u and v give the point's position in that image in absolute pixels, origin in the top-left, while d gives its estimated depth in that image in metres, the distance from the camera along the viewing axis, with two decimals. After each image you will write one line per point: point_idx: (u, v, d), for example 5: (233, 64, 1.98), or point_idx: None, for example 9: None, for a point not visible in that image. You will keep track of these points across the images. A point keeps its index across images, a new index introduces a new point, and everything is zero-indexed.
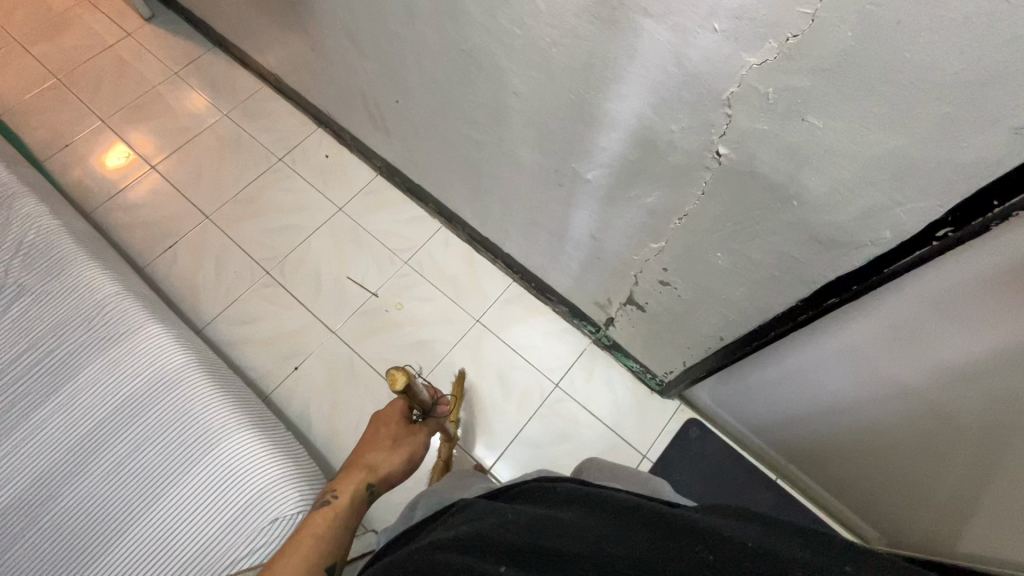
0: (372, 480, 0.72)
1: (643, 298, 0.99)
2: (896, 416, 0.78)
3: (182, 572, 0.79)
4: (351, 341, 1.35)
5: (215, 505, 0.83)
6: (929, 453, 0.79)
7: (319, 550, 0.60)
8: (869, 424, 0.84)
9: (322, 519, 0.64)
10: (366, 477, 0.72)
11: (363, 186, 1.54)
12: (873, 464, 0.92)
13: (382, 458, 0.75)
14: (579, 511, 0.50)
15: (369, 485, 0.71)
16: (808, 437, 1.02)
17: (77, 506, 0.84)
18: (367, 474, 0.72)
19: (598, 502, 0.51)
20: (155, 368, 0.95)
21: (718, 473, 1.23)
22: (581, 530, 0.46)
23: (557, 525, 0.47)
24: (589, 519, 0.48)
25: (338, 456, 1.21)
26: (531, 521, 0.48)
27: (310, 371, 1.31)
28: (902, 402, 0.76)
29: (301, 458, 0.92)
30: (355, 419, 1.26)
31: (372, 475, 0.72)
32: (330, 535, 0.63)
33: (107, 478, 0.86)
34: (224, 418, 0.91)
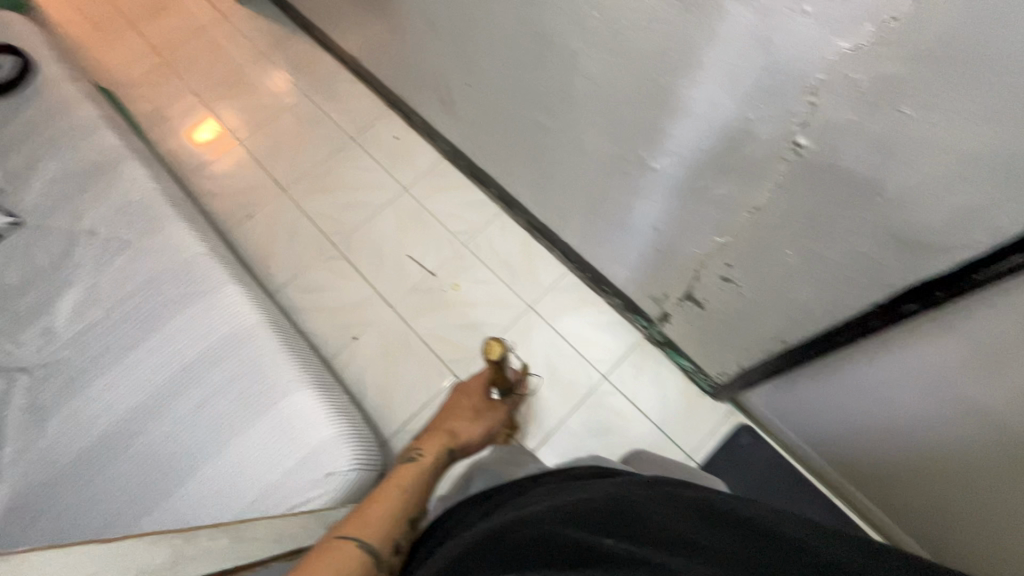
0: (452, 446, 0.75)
1: (702, 294, 0.96)
2: (973, 440, 0.73)
3: (245, 511, 0.86)
4: (407, 317, 1.40)
5: (276, 453, 0.89)
6: (1009, 484, 0.72)
7: (404, 501, 0.62)
8: (941, 446, 0.79)
9: (409, 473, 0.67)
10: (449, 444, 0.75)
11: (428, 168, 1.59)
12: (941, 491, 0.86)
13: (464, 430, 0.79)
14: (645, 496, 0.50)
15: (451, 450, 0.75)
16: (870, 455, 0.96)
17: (158, 442, 0.93)
18: (450, 439, 0.76)
19: (663, 492, 0.51)
20: (232, 324, 1.03)
21: (767, 483, 1.19)
22: (654, 513, 0.46)
23: (628, 508, 0.47)
24: (658, 504, 0.48)
25: (388, 424, 1.27)
26: (602, 504, 0.48)
27: (368, 342, 1.37)
28: (982, 426, 0.70)
29: (356, 420, 0.97)
30: (406, 391, 1.31)
31: (453, 441, 0.76)
32: (416, 489, 0.65)
33: (187, 418, 0.95)
34: (289, 376, 0.97)
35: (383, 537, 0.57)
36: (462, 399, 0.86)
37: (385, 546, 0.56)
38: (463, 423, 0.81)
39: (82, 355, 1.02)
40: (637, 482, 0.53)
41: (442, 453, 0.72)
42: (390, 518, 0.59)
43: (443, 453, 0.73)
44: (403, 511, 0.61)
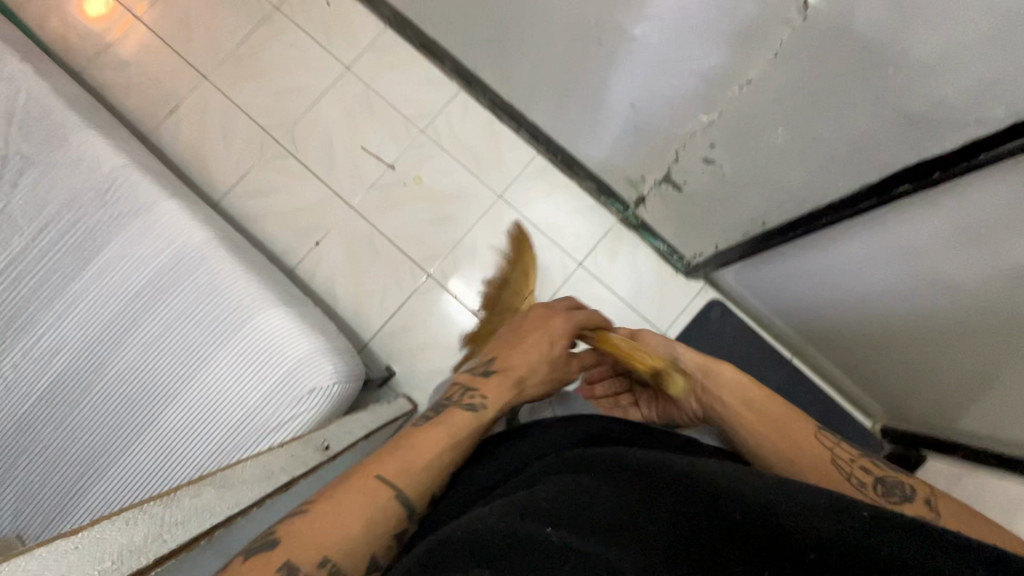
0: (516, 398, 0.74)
1: (682, 177, 0.91)
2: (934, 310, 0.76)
3: (232, 433, 0.86)
4: (370, 216, 1.31)
5: (254, 376, 0.88)
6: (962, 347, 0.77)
7: (452, 451, 0.64)
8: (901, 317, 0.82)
9: (461, 421, 0.67)
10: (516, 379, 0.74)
11: (371, 41, 1.38)
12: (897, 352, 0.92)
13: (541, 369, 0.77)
14: (593, 476, 0.50)
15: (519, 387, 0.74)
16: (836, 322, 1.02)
17: (127, 375, 0.90)
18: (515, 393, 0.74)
19: (612, 465, 0.50)
20: (177, 245, 0.94)
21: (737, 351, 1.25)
22: (604, 501, 0.46)
23: (578, 494, 0.47)
24: (606, 487, 0.48)
25: (366, 328, 1.26)
26: (552, 491, 0.47)
27: (332, 247, 1.30)
28: (947, 299, 0.72)
29: (331, 334, 0.95)
30: (380, 294, 1.28)
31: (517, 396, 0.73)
32: (465, 441, 0.66)
33: (151, 350, 0.90)
34: (252, 296, 0.92)
35: (418, 485, 0.59)
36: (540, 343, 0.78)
37: (419, 494, 0.59)
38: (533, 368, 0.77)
39: (13, 291, 0.92)
40: (576, 453, 0.55)
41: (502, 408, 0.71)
42: (434, 464, 0.61)
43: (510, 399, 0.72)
44: (446, 460, 0.63)
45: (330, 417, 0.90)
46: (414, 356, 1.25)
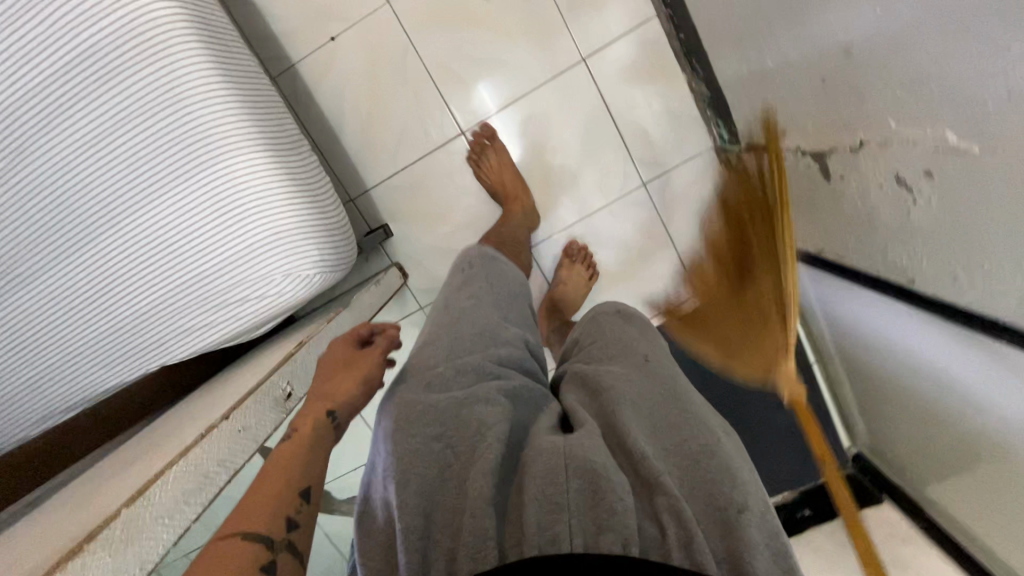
0: (334, 407, 0.60)
1: (840, 171, 0.66)
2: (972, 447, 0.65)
3: (182, 294, 0.71)
4: (408, 27, 0.97)
5: (213, 238, 0.69)
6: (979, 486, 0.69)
7: (291, 470, 0.51)
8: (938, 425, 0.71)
9: (282, 455, 0.53)
10: (329, 404, 0.60)
11: None
12: (917, 438, 0.84)
13: (323, 386, 0.63)
14: None
15: (330, 412, 0.59)
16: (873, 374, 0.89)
17: (37, 180, 0.68)
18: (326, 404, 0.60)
19: None
20: (108, 12, 0.62)
21: None
22: None
23: None
24: None
25: (370, 172, 1.04)
26: None
27: (348, 49, 0.98)
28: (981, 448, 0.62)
29: (320, 200, 0.75)
30: (395, 136, 1.02)
31: (330, 404, 0.59)
32: (301, 458, 0.53)
33: (69, 157, 0.67)
34: (222, 127, 0.67)
35: (274, 519, 0.47)
36: (332, 366, 0.66)
37: (278, 523, 0.46)
38: (334, 382, 0.63)
39: None
40: None
41: (320, 420, 0.58)
42: (275, 493, 0.48)
43: (319, 419, 0.58)
44: (296, 477, 0.51)
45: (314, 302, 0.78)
46: (415, 222, 1.06)
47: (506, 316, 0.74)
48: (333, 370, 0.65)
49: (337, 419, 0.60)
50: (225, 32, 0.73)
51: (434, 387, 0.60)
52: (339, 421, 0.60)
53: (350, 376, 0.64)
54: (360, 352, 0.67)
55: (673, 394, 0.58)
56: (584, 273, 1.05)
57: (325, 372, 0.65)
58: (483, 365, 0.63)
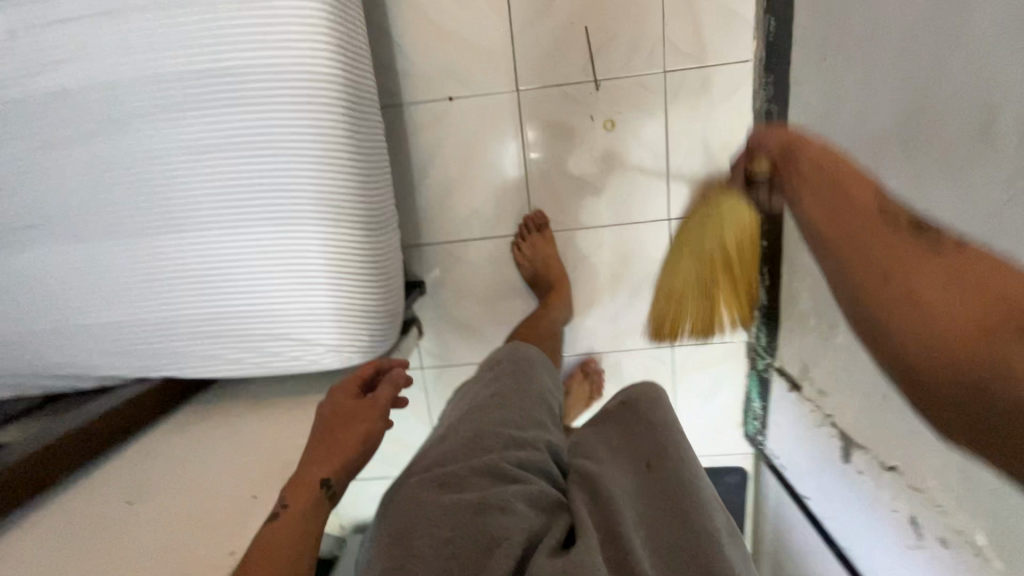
0: (330, 475, 0.55)
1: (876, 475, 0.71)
2: None
3: (224, 325, 0.70)
4: (526, 122, 0.97)
5: (280, 291, 0.68)
6: None
7: (284, 550, 0.50)
8: None
9: (277, 528, 0.51)
10: (324, 473, 0.55)
11: None
12: None
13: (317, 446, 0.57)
14: None
15: (324, 481, 0.55)
16: None
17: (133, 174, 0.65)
18: (320, 472, 0.55)
19: None
20: (280, 65, 0.62)
21: None
22: None
23: None
24: None
25: (431, 230, 1.03)
26: None
27: (462, 115, 0.97)
28: None
29: (390, 284, 0.75)
30: (470, 209, 1.02)
31: (325, 472, 0.55)
32: (293, 536, 0.51)
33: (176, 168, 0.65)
34: (335, 199, 0.67)
35: None
36: (326, 413, 0.59)
37: None
38: (330, 439, 0.57)
39: None
40: None
41: (315, 493, 0.54)
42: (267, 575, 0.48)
43: (314, 489, 0.54)
44: (287, 553, 0.50)
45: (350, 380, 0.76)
46: (454, 289, 1.06)
47: (524, 391, 0.69)
48: (332, 420, 0.59)
49: (330, 490, 0.55)
50: (370, 101, 0.73)
51: (445, 483, 0.55)
52: (334, 490, 0.55)
53: (345, 436, 0.58)
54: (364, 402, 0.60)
55: (678, 499, 0.54)
56: (589, 393, 1.08)
57: (326, 421, 0.59)
58: (497, 460, 0.59)
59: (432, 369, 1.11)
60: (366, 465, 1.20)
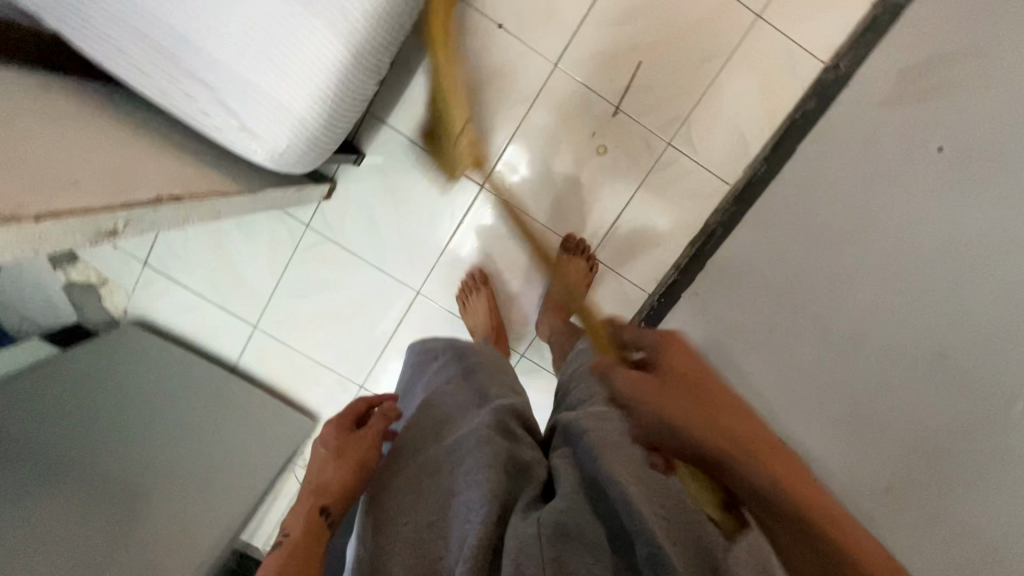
0: (326, 503, 0.62)
1: None
2: None
3: (157, 32, 0.64)
4: (538, 99, 0.99)
5: (233, 47, 0.64)
6: None
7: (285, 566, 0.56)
8: None
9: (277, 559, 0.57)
10: (322, 500, 0.63)
11: (793, 53, 0.94)
12: None
13: (329, 472, 0.64)
14: None
15: (323, 509, 0.62)
16: None
17: None
18: (318, 496, 0.63)
19: None
20: None
21: None
22: None
23: None
24: None
25: (399, 119, 1.01)
26: None
27: (493, 49, 0.97)
28: None
29: (337, 124, 0.73)
30: (442, 129, 1.02)
31: (321, 496, 0.63)
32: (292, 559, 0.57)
33: None
34: (343, 11, 0.63)
35: None
36: (319, 454, 0.68)
37: None
38: (320, 467, 0.66)
39: None
40: None
41: (313, 517, 0.61)
42: None
43: (308, 514, 0.61)
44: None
45: (236, 175, 0.72)
46: (386, 182, 1.05)
47: (475, 379, 0.73)
48: (327, 453, 0.67)
49: (330, 516, 0.62)
50: None
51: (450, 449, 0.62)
52: (331, 517, 0.62)
53: (334, 462, 0.66)
54: (358, 435, 0.70)
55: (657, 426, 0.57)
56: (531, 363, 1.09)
57: (321, 457, 0.67)
58: (460, 434, 0.62)
59: (314, 233, 1.08)
60: (184, 270, 1.12)
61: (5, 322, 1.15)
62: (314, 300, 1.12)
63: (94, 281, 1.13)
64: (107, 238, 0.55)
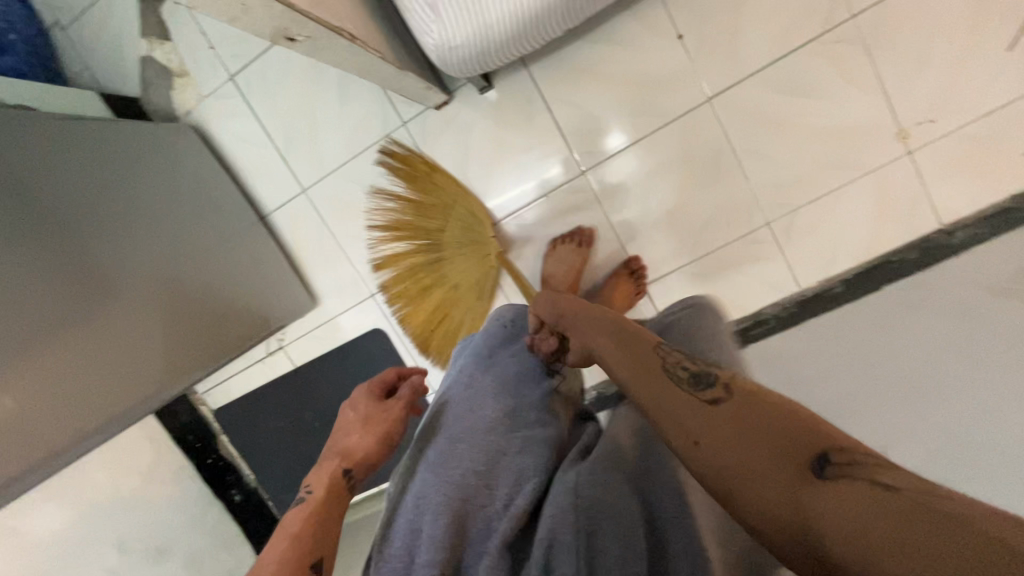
0: (350, 468, 0.67)
1: None
2: None
3: None
4: (676, 122, 0.98)
5: None
6: None
7: (308, 533, 0.59)
8: None
9: (299, 516, 0.61)
10: (346, 463, 0.67)
11: (921, 201, 0.95)
12: None
13: (353, 439, 0.69)
14: None
15: (346, 471, 0.67)
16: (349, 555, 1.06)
17: None
18: (341, 462, 0.67)
19: None
20: None
21: None
22: None
23: None
24: None
25: (539, 70, 0.99)
26: None
27: (660, 53, 0.95)
28: None
29: (512, 51, 0.69)
30: (573, 100, 0.99)
31: (344, 463, 0.67)
32: (313, 520, 0.61)
33: None
34: None
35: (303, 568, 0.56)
36: (348, 415, 0.72)
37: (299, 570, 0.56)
38: (352, 432, 0.70)
39: None
40: None
41: (332, 482, 0.66)
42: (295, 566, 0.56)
43: (330, 477, 0.66)
44: (311, 543, 0.59)
45: (389, 42, 0.69)
46: (496, 123, 1.02)
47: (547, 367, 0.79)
48: (356, 420, 0.71)
49: (352, 478, 0.67)
50: None
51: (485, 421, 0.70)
52: (351, 479, 0.67)
53: (366, 427, 0.70)
54: (387, 406, 0.72)
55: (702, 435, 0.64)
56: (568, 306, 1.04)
57: (349, 423, 0.71)
58: (520, 427, 0.67)
59: (404, 134, 1.04)
60: (261, 104, 1.08)
61: (69, 64, 1.10)
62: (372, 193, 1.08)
63: (173, 68, 1.08)
64: (284, 41, 0.56)
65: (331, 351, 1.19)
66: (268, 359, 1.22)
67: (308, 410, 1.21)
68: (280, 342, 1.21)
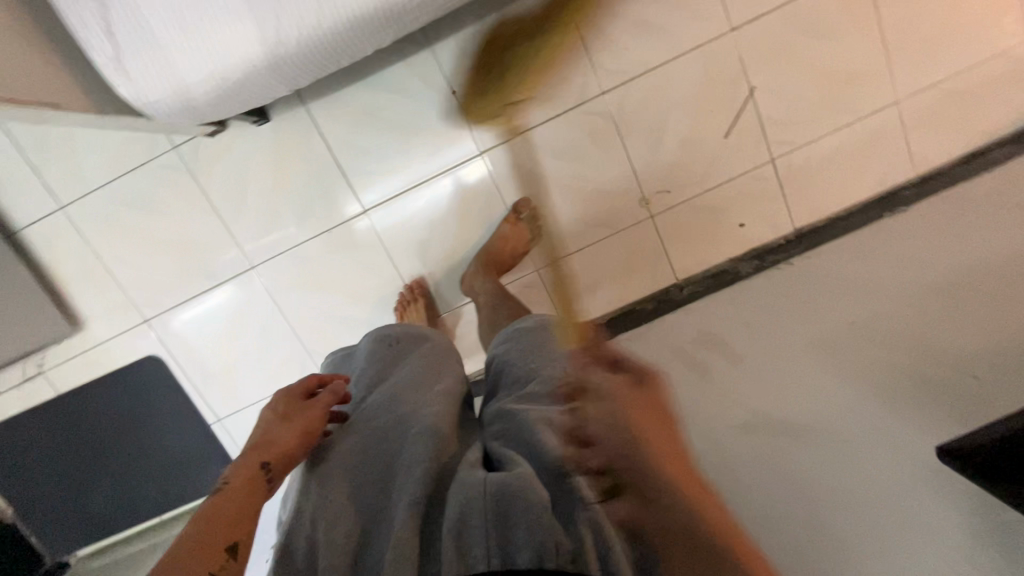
0: (268, 460, 0.63)
1: None
2: None
3: None
4: (452, 170, 1.03)
5: None
6: None
7: (215, 531, 0.55)
8: None
9: (210, 512, 0.58)
10: (264, 456, 0.63)
11: (662, 260, 1.08)
12: None
13: (276, 431, 0.66)
14: None
15: (265, 463, 0.63)
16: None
17: None
18: (263, 454, 0.64)
19: None
20: None
21: (157, 482, 1.15)
22: None
23: None
24: None
25: (319, 109, 0.99)
26: None
27: (435, 106, 1.00)
28: None
29: (228, 107, 0.72)
30: (352, 141, 1.01)
31: (267, 454, 0.64)
32: (215, 520, 0.57)
33: None
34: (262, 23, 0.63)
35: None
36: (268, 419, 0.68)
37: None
38: (279, 427, 0.66)
39: None
40: None
41: (251, 472, 0.62)
42: (187, 568, 0.52)
43: (241, 468, 0.63)
44: (216, 539, 0.55)
45: None
46: (277, 156, 1.02)
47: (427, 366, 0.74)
48: (274, 417, 0.68)
49: (270, 472, 0.63)
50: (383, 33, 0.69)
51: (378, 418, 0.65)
52: (270, 473, 0.63)
53: (293, 423, 0.66)
54: (309, 403, 0.69)
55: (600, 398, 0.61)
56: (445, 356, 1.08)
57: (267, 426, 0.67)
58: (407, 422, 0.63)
59: (176, 158, 1.01)
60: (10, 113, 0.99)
61: None
62: (143, 216, 1.03)
63: None
64: None
65: (101, 378, 1.11)
66: (25, 385, 1.12)
67: (72, 440, 1.13)
68: (41, 366, 1.12)
